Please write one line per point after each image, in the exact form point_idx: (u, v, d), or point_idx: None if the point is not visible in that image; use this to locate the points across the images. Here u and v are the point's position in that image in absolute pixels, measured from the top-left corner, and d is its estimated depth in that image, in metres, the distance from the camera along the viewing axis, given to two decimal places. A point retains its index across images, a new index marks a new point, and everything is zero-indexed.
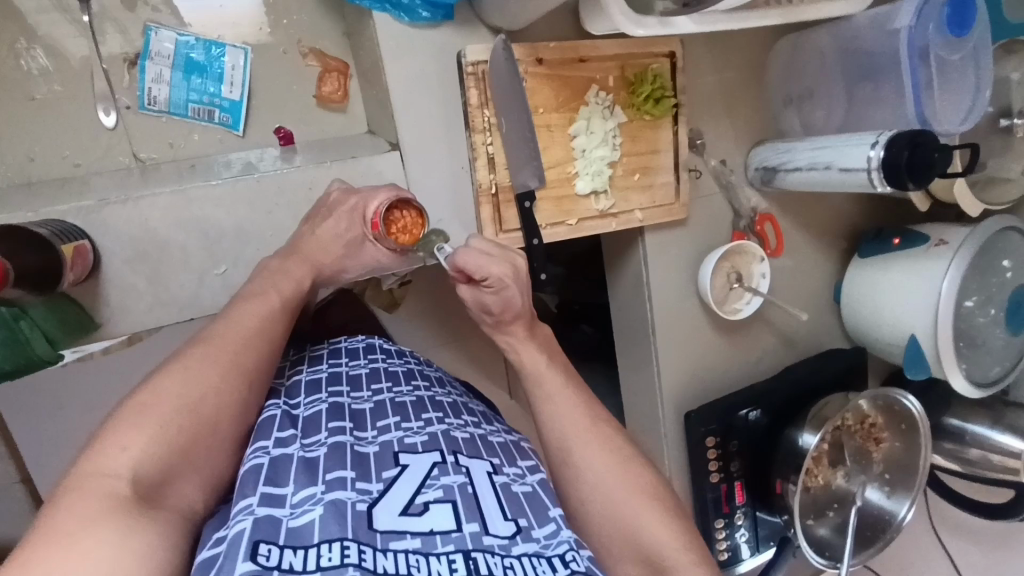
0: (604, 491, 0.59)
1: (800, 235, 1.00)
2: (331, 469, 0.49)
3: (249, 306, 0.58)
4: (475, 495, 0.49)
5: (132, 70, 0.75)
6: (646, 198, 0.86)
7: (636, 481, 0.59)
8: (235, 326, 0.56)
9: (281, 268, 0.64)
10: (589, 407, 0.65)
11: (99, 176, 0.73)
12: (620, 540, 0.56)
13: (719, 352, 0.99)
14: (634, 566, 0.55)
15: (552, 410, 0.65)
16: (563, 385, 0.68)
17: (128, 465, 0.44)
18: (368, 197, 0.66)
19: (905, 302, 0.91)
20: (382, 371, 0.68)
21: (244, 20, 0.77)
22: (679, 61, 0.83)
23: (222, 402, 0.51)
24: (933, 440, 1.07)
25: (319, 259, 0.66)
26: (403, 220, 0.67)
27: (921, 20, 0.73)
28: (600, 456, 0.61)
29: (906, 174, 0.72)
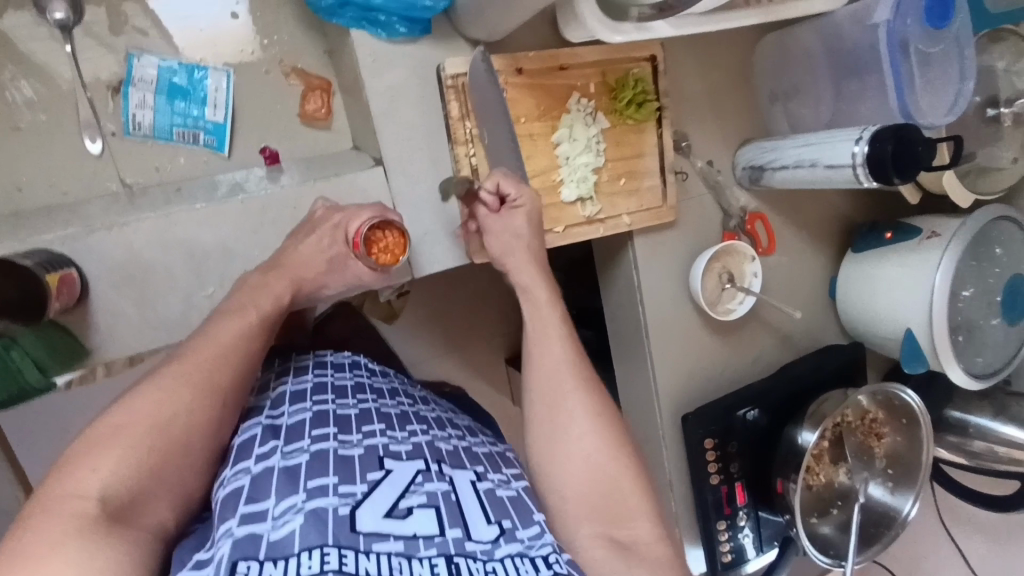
0: (577, 446, 0.62)
1: (792, 232, 0.99)
2: (313, 477, 0.50)
3: (225, 324, 0.56)
4: (458, 503, 0.51)
5: (116, 97, 0.75)
6: (633, 202, 0.86)
7: (611, 447, 0.62)
8: (211, 343, 0.54)
9: (261, 282, 0.61)
10: (581, 365, 0.68)
11: (86, 203, 0.74)
12: (578, 489, 0.60)
13: (715, 353, 0.98)
14: (585, 515, 0.59)
15: (543, 359, 0.68)
16: (561, 339, 0.70)
17: (99, 486, 0.43)
18: (350, 219, 0.66)
19: (900, 296, 0.91)
20: (367, 386, 0.69)
21: (228, 39, 0.78)
22: (660, 64, 0.83)
23: (194, 420, 0.49)
24: (937, 434, 1.06)
25: (301, 272, 0.64)
26: (384, 240, 0.67)
27: (900, 14, 0.72)
28: (583, 414, 0.64)
29: (892, 168, 0.72)
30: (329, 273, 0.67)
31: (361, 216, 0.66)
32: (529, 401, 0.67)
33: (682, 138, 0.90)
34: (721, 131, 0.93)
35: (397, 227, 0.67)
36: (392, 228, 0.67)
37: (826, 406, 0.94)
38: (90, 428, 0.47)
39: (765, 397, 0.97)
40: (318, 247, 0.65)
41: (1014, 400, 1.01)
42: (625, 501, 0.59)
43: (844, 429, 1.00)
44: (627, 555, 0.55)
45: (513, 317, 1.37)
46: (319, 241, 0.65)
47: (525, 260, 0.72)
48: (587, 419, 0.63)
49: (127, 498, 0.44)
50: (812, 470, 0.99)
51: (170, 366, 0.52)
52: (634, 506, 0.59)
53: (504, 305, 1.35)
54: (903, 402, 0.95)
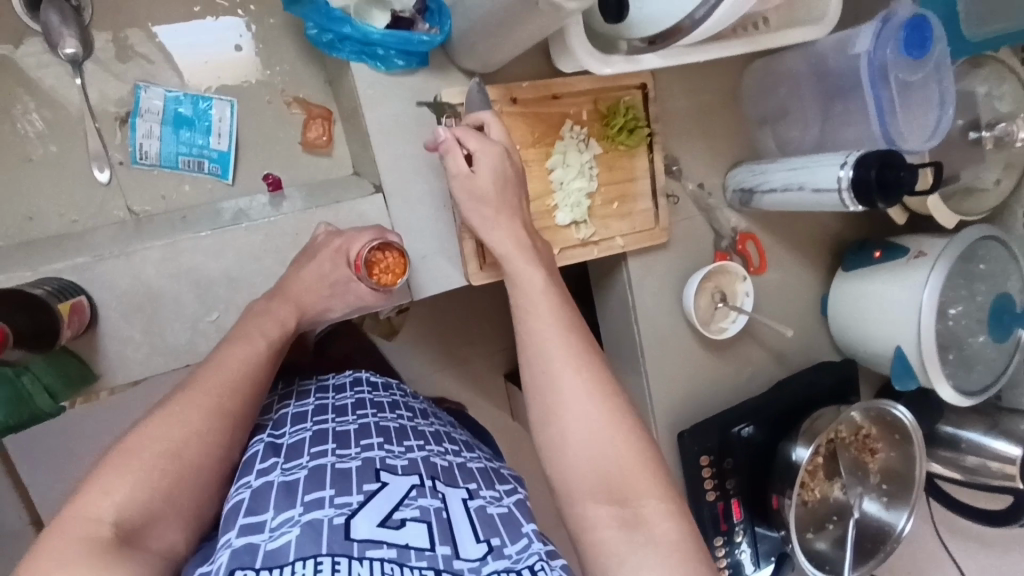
0: (581, 425, 0.58)
1: (784, 251, 1.01)
2: (309, 491, 0.52)
3: (232, 350, 0.58)
4: (449, 520, 0.51)
5: (124, 127, 0.78)
6: (626, 225, 0.88)
7: (617, 418, 0.58)
8: (219, 369, 0.56)
9: (265, 309, 0.64)
10: (576, 333, 0.63)
11: (94, 231, 0.76)
12: (590, 470, 0.56)
13: (710, 370, 1.00)
14: (599, 497, 0.55)
15: (535, 331, 0.63)
16: (556, 305, 0.65)
17: (112, 510, 0.45)
18: (351, 240, 0.68)
19: (888, 314, 0.93)
20: (368, 401, 0.70)
21: (233, 67, 0.81)
22: (651, 91, 0.85)
23: (204, 445, 0.51)
24: (931, 449, 1.07)
25: (304, 300, 0.66)
26: (385, 260, 0.69)
27: (879, 44, 0.75)
28: (585, 383, 0.59)
29: (877, 193, 0.74)
30: (331, 297, 0.69)
31: (362, 236, 0.68)
32: (527, 379, 0.62)
33: (673, 162, 0.93)
34: (712, 154, 0.95)
35: (397, 247, 0.69)
36: (392, 249, 0.69)
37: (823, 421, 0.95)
38: (105, 454, 0.48)
39: (761, 414, 0.98)
40: (319, 273, 0.67)
41: (1005, 414, 1.03)
42: (635, 481, 0.55)
43: (838, 445, 1.01)
44: (633, 534, 0.53)
45: (512, 335, 1.39)
46: (319, 268, 0.67)
47: (502, 228, 0.68)
48: (587, 388, 0.59)
49: (140, 522, 0.45)
50: (808, 485, 1.00)
51: (182, 391, 0.54)
52: (643, 483, 0.55)
53: (503, 322, 1.37)
54: (897, 417, 0.97)
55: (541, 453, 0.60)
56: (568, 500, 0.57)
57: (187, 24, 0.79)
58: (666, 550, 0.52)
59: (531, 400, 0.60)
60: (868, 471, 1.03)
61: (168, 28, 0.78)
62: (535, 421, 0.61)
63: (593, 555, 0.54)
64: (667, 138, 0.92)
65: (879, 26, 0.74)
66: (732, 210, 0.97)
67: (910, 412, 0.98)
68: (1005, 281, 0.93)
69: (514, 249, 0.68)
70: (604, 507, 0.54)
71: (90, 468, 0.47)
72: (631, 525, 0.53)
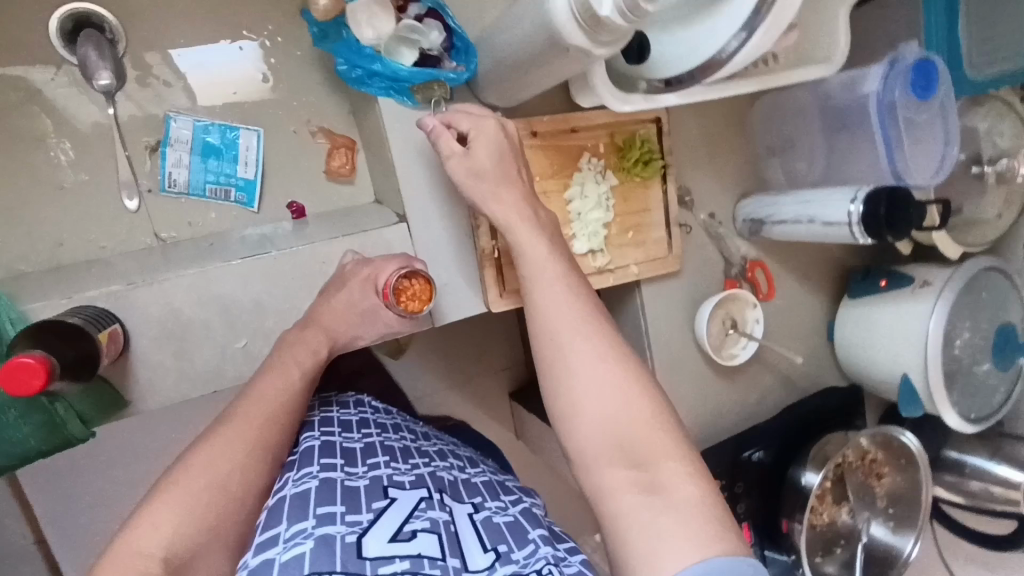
0: (592, 393, 0.58)
1: (791, 279, 1.04)
2: (321, 504, 0.52)
3: (268, 382, 0.61)
4: (457, 534, 0.53)
5: (154, 156, 0.80)
6: (641, 253, 0.90)
7: (629, 384, 0.58)
8: (259, 402, 0.59)
9: (298, 338, 0.66)
10: (583, 302, 0.62)
11: (123, 257, 0.77)
12: (607, 438, 0.56)
13: (720, 395, 1.02)
14: (619, 464, 0.55)
15: (542, 303, 0.63)
16: (562, 274, 0.64)
17: (161, 545, 0.47)
18: (380, 270, 0.70)
19: (894, 342, 0.95)
20: (370, 421, 0.72)
21: (244, 88, 0.82)
22: (665, 125, 0.88)
23: (247, 477, 0.53)
24: (935, 474, 1.09)
25: (335, 326, 0.68)
26: (411, 288, 0.70)
27: (889, 84, 0.78)
28: (594, 353, 0.59)
29: (886, 228, 0.77)
30: (357, 325, 0.71)
31: (389, 266, 0.70)
32: (536, 353, 0.62)
33: (686, 195, 0.95)
34: (722, 184, 0.98)
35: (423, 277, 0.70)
36: (419, 278, 0.70)
37: (833, 449, 0.96)
38: (153, 489, 0.51)
39: (770, 439, 1.00)
40: (346, 303, 0.69)
41: (1007, 440, 1.05)
42: (650, 445, 0.55)
43: (847, 468, 1.02)
44: (652, 496, 0.52)
45: (519, 355, 1.41)
46: (349, 297, 0.69)
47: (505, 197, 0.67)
48: (597, 356, 0.59)
49: (187, 555, 0.48)
50: (818, 509, 1.01)
51: (221, 424, 0.56)
52: (659, 446, 0.55)
53: (511, 343, 1.39)
54: (899, 437, 0.98)
55: (555, 426, 0.60)
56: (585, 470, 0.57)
57: (216, 55, 0.81)
58: (685, 511, 0.51)
59: (543, 372, 0.61)
60: (874, 495, 1.04)
61: (195, 55, 0.80)
62: (545, 394, 0.61)
63: (613, 522, 0.54)
64: (680, 169, 0.94)
65: (888, 68, 0.77)
66: (742, 239, 1.00)
67: (916, 438, 1.00)
68: (1006, 311, 0.96)
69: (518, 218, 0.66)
70: (621, 473, 0.55)
71: (140, 503, 0.50)
72: (648, 489, 0.53)
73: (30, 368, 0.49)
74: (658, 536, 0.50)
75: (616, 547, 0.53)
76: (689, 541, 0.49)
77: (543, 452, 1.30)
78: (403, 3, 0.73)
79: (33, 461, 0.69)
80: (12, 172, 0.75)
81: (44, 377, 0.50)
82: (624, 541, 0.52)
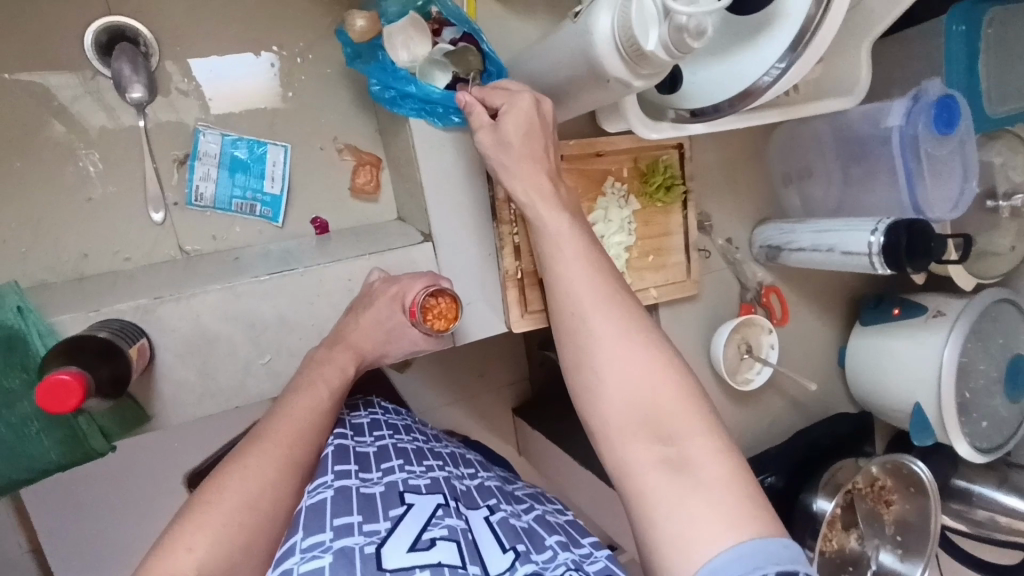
0: (612, 366, 0.52)
1: (804, 304, 1.05)
2: (338, 515, 0.49)
3: (298, 399, 0.60)
4: (474, 540, 0.51)
5: (181, 169, 0.80)
6: (660, 277, 0.91)
7: (654, 357, 0.52)
8: (289, 420, 0.58)
9: (327, 356, 0.66)
10: (600, 270, 0.57)
11: (147, 270, 0.77)
12: (631, 413, 0.50)
13: (734, 419, 1.02)
14: (643, 440, 0.49)
15: (559, 271, 0.58)
16: (580, 243, 0.59)
17: (193, 566, 0.45)
18: (407, 287, 0.70)
19: (907, 371, 0.96)
20: (383, 423, 0.70)
21: (260, 100, 0.82)
22: (687, 151, 0.89)
23: (277, 496, 0.52)
24: (943, 501, 1.09)
25: (363, 345, 0.68)
26: (439, 307, 0.70)
27: (911, 118, 0.79)
28: (614, 322, 0.53)
29: (906, 259, 0.78)
30: (384, 344, 0.71)
31: (416, 283, 0.70)
32: (554, 324, 0.57)
33: (705, 222, 0.96)
34: (740, 211, 0.99)
35: (451, 299, 0.71)
36: (445, 297, 0.70)
37: (844, 477, 0.98)
38: (186, 507, 0.50)
39: (782, 465, 1.01)
40: (371, 323, 0.69)
41: (1015, 470, 1.06)
42: (677, 415, 0.49)
43: (857, 494, 1.03)
44: (680, 476, 0.47)
45: (528, 372, 1.41)
46: (378, 318, 0.69)
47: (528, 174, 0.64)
48: (618, 326, 0.53)
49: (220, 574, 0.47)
50: (827, 536, 1.01)
51: (253, 441, 0.56)
52: (688, 421, 0.49)
53: (520, 361, 1.39)
54: (907, 465, 0.98)
55: (573, 403, 0.55)
56: (605, 450, 0.52)
57: (232, 67, 0.81)
58: (717, 493, 0.45)
59: (561, 345, 0.56)
60: (883, 522, 1.05)
61: (225, 68, 0.81)
62: (563, 369, 0.56)
63: (636, 504, 0.48)
64: (700, 194, 0.96)
65: (911, 103, 0.79)
66: (758, 264, 1.01)
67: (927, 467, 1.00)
68: (1017, 343, 0.97)
69: (537, 190, 0.63)
70: (645, 449, 0.49)
71: (167, 529, 0.48)
72: (676, 468, 0.47)
73: (67, 386, 0.48)
74: (687, 522, 0.45)
75: (641, 531, 0.48)
76: (719, 525, 0.44)
77: (551, 471, 1.30)
78: (438, 26, 0.75)
79: (51, 475, 0.68)
80: (39, 182, 0.75)
81: (81, 395, 0.49)
82: (650, 524, 0.47)
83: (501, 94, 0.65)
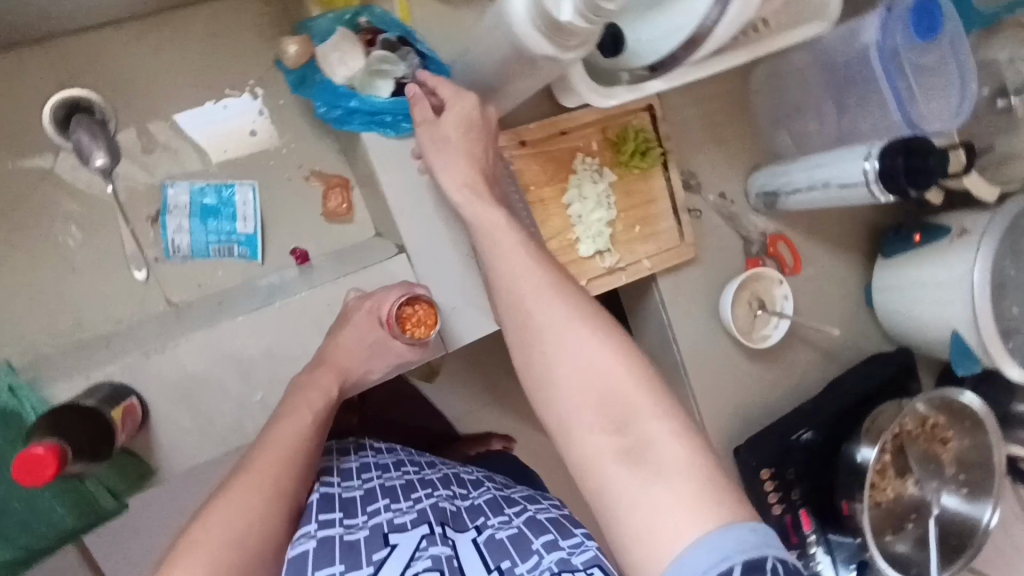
0: (563, 359, 0.52)
1: (816, 247, 0.99)
2: (320, 567, 0.51)
3: (284, 425, 0.61)
4: (460, 566, 0.53)
5: (156, 226, 0.81)
6: (652, 246, 0.87)
7: (603, 343, 0.51)
8: (273, 447, 0.58)
9: (309, 381, 0.66)
10: (547, 265, 0.57)
11: (141, 327, 0.79)
12: (586, 406, 0.50)
13: (760, 378, 0.97)
14: (600, 430, 0.49)
15: (505, 266, 0.57)
16: (522, 241, 0.59)
17: None
18: (377, 302, 0.69)
19: (938, 299, 0.89)
20: (372, 465, 0.73)
21: (234, 143, 0.84)
22: (658, 111, 0.85)
23: (265, 529, 0.53)
24: (1008, 431, 1.01)
25: (346, 364, 0.68)
26: (414, 314, 0.70)
27: (888, 32, 0.73)
28: (560, 312, 0.53)
29: (906, 182, 0.72)
30: (368, 361, 0.71)
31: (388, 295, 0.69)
32: (502, 322, 0.57)
33: (692, 180, 0.92)
34: (728, 162, 0.94)
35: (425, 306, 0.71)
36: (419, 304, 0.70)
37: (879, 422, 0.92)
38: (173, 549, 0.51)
39: (822, 419, 0.96)
40: (349, 344, 0.68)
41: None
42: (634, 403, 0.49)
43: (904, 436, 0.97)
44: (640, 467, 0.47)
45: None
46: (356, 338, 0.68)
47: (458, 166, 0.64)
48: (565, 318, 0.53)
49: None
50: (877, 484, 0.95)
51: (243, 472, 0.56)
52: (644, 406, 0.49)
53: None
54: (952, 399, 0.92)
55: (530, 400, 0.55)
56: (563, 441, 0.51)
57: (216, 112, 0.83)
58: (677, 479, 0.45)
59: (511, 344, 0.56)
60: (941, 463, 0.98)
61: (209, 115, 0.83)
62: (518, 366, 0.55)
63: (599, 500, 0.48)
64: (682, 153, 0.91)
65: (884, 16, 0.72)
66: (759, 213, 0.95)
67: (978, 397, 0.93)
68: None
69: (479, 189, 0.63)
70: (606, 441, 0.49)
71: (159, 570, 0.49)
72: (634, 458, 0.47)
73: (41, 459, 0.50)
74: (648, 510, 0.45)
75: (606, 525, 0.48)
76: (684, 513, 0.44)
77: None
78: (371, 35, 0.74)
79: (74, 539, 0.71)
80: (24, 261, 0.77)
81: (55, 465, 0.51)
82: (612, 517, 0.47)
83: (448, 85, 0.65)
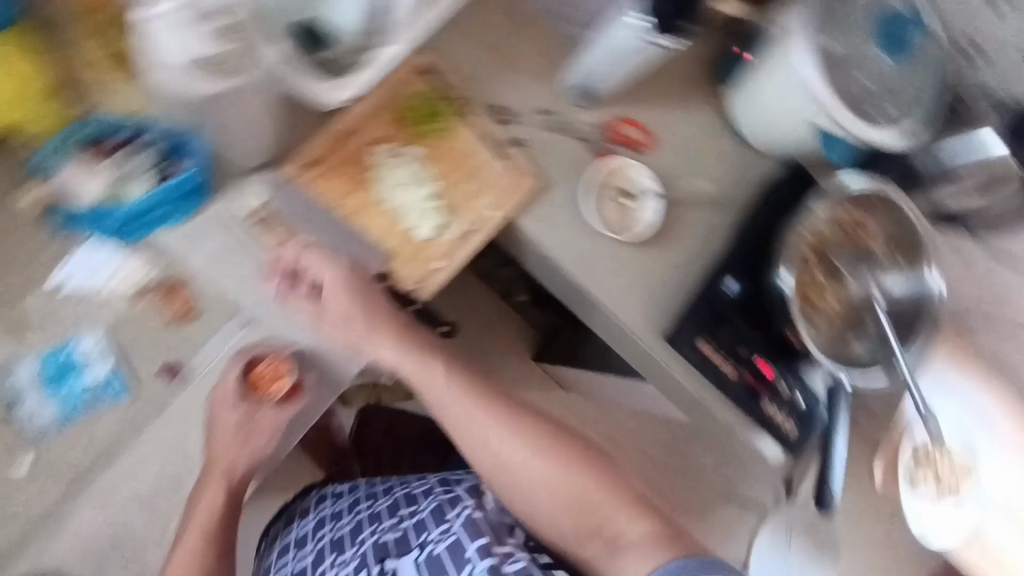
0: (543, 499, 0.84)
1: (657, 110, 0.95)
2: None
3: (191, 524, 0.89)
4: None
5: (13, 410, 0.85)
6: (486, 195, 0.84)
7: (556, 472, 0.85)
8: (196, 519, 0.89)
9: (201, 486, 0.91)
10: (489, 404, 0.90)
11: (55, 497, 0.86)
12: (575, 526, 0.81)
13: (671, 260, 0.94)
14: (587, 537, 0.80)
15: (457, 417, 0.90)
16: (478, 407, 0.90)
17: None
18: (228, 386, 0.91)
19: (791, 106, 0.86)
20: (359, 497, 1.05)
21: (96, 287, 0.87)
22: (428, 69, 0.84)
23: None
24: (934, 191, 0.95)
25: (225, 456, 0.92)
26: (267, 371, 0.92)
27: None
28: (521, 444, 0.87)
29: (675, 22, 0.70)
30: (243, 445, 0.94)
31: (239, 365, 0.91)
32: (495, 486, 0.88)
33: (511, 111, 0.87)
34: (538, 73, 0.88)
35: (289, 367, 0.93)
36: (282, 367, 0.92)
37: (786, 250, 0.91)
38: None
39: (740, 267, 0.94)
40: (227, 413, 0.91)
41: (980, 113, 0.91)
42: (600, 502, 0.81)
43: (826, 244, 0.95)
44: (616, 549, 0.77)
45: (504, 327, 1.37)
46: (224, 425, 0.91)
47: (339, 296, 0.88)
48: (520, 444, 0.87)
49: None
50: (818, 301, 0.94)
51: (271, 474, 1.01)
52: (609, 511, 0.80)
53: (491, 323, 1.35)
54: (848, 184, 0.90)
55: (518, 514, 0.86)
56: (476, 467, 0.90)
57: (95, 261, 0.87)
58: (641, 546, 0.75)
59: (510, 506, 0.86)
60: (873, 253, 0.96)
61: (93, 262, 0.87)
62: (508, 502, 0.87)
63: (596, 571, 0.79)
64: (486, 90, 0.86)
65: None
66: (591, 108, 0.91)
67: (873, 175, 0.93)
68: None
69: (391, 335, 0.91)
70: (591, 546, 0.79)
71: None
72: (609, 547, 0.77)
73: None
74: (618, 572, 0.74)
75: None
76: (646, 555, 0.73)
77: None
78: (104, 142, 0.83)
79: None
80: None
81: None
82: None
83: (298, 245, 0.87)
